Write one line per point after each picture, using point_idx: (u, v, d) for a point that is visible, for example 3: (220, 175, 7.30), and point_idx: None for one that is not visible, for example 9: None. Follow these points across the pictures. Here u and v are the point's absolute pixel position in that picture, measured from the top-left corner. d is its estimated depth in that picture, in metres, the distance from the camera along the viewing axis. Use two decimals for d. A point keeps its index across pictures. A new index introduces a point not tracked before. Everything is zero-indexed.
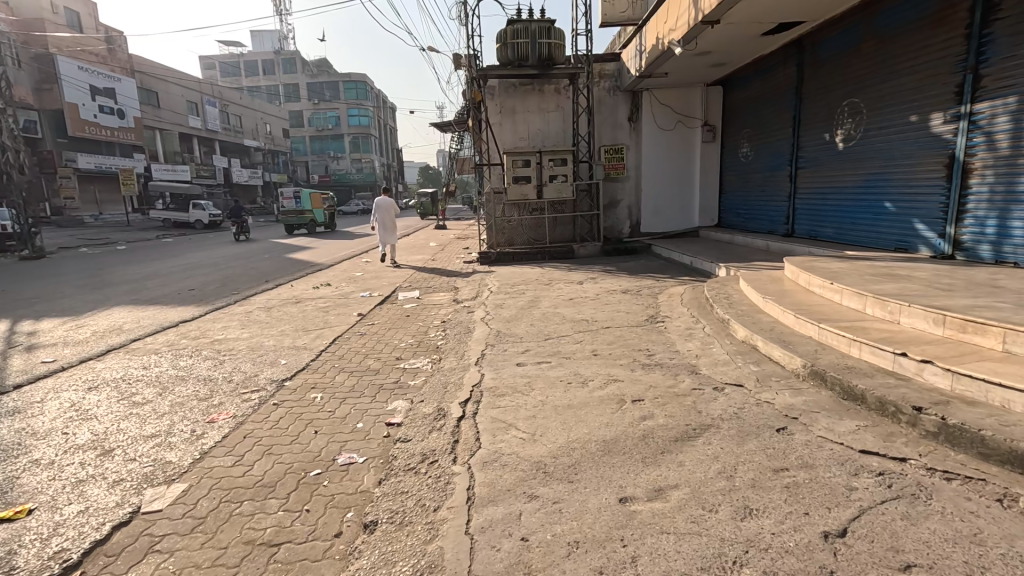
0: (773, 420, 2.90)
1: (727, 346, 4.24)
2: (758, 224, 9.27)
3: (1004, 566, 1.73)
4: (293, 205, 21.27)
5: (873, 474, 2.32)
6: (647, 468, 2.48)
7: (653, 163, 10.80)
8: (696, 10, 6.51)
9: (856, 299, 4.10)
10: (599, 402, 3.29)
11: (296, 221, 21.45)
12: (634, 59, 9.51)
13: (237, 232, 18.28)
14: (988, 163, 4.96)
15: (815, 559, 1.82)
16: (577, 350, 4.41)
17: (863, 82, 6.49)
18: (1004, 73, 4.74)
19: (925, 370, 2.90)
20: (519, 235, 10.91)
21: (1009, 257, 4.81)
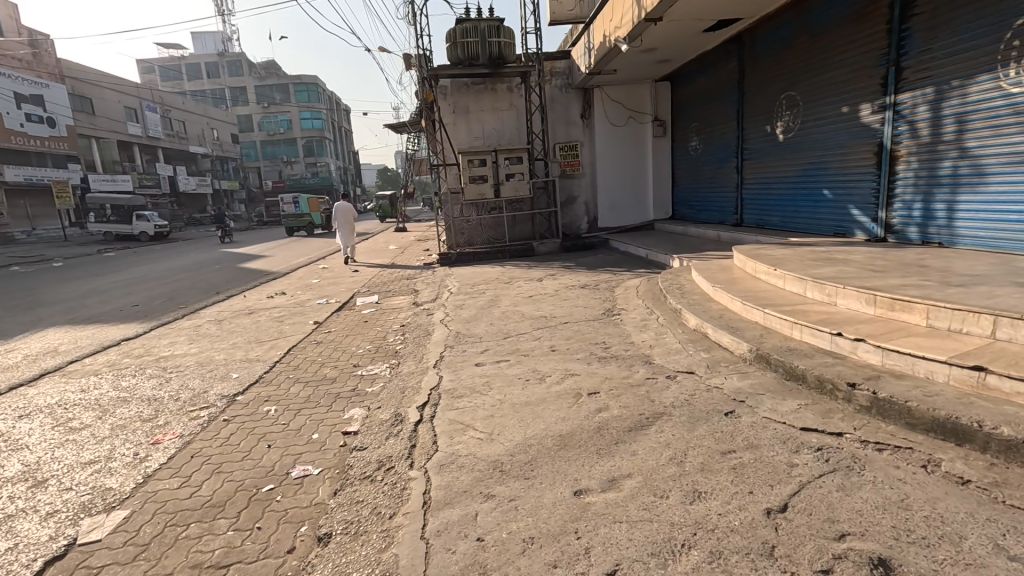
0: (722, 404, 3.01)
1: (680, 335, 4.36)
2: (709, 215, 9.57)
3: (927, 528, 1.85)
4: (293, 208, 21.87)
5: (811, 450, 2.43)
6: (602, 459, 2.52)
7: (607, 158, 10.97)
8: (640, 9, 6.64)
9: (797, 284, 4.29)
10: (556, 397, 3.33)
11: (296, 223, 21.87)
12: (583, 57, 9.63)
13: (225, 235, 20.44)
14: (912, 150, 5.27)
15: (758, 535, 1.90)
16: (536, 347, 4.44)
17: (798, 76, 6.77)
18: (922, 65, 5.05)
19: (858, 349, 3.07)
20: (478, 234, 10.90)
21: (934, 238, 5.14)
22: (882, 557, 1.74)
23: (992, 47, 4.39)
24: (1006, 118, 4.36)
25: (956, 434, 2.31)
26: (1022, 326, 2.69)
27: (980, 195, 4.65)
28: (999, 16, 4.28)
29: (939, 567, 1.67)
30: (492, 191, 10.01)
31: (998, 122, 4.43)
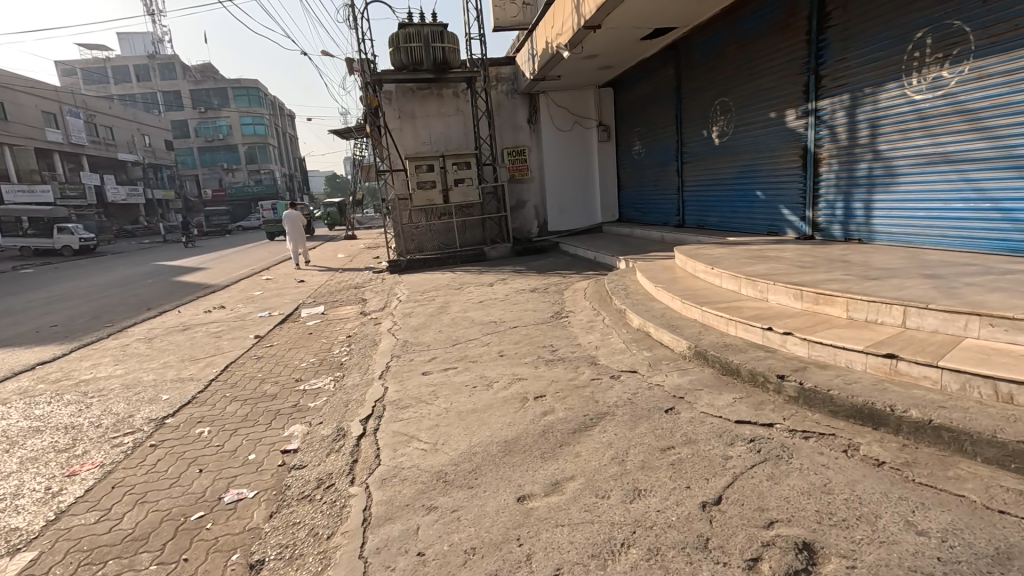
0: (663, 401, 3.08)
1: (625, 335, 4.45)
2: (653, 217, 9.87)
3: (847, 510, 1.96)
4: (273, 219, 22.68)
5: (745, 442, 2.53)
6: (546, 463, 2.53)
7: (555, 163, 11.13)
8: (579, 16, 6.78)
9: (732, 281, 4.48)
10: (502, 402, 3.32)
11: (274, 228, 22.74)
12: (527, 63, 9.73)
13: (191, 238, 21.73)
14: (832, 153, 5.62)
15: (694, 529, 1.95)
16: (484, 353, 4.42)
17: (730, 82, 7.10)
18: (838, 74, 5.40)
19: (787, 342, 3.22)
20: (428, 240, 10.78)
21: (855, 234, 5.49)
22: (807, 541, 1.82)
23: (897, 57, 4.74)
24: (912, 123, 4.70)
25: (873, 419, 2.46)
26: (928, 314, 2.91)
27: (893, 194, 5.01)
28: (902, 28, 4.65)
29: (858, 547, 1.76)
30: (440, 197, 9.93)
31: (905, 127, 4.77)
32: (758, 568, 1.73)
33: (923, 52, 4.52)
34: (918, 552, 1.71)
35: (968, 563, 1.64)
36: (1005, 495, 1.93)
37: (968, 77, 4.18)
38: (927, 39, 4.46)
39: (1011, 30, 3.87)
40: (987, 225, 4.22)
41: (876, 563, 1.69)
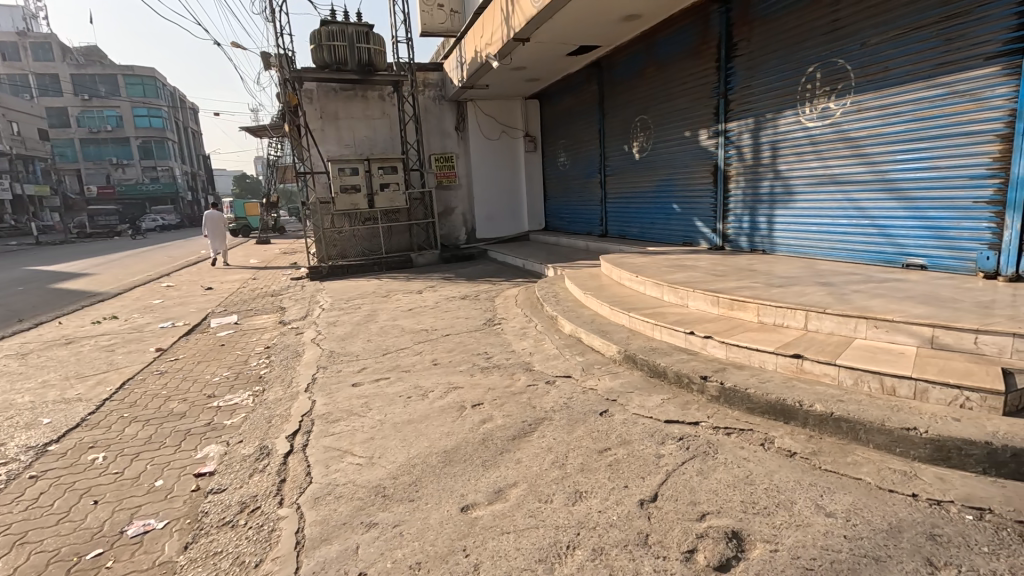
0: (597, 404, 3.18)
1: (557, 341, 4.55)
2: (578, 226, 10.22)
3: (767, 498, 2.14)
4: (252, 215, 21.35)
5: (675, 440, 2.68)
6: (487, 471, 2.52)
7: (482, 171, 11.21)
8: (509, 28, 6.90)
9: (655, 288, 4.74)
10: (440, 412, 3.26)
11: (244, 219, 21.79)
12: (455, 70, 9.73)
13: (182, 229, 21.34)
14: (739, 171, 6.16)
15: (634, 526, 2.03)
16: (417, 362, 4.32)
17: (649, 101, 7.56)
18: (744, 99, 5.93)
19: (708, 345, 3.47)
20: (352, 246, 10.38)
21: (759, 246, 6.03)
22: (736, 530, 1.96)
23: (793, 88, 5.30)
24: (805, 147, 5.27)
25: (784, 414, 2.71)
26: (825, 317, 3.26)
27: (791, 210, 5.56)
28: (796, 62, 5.21)
29: (778, 531, 1.93)
30: (365, 201, 9.62)
31: (800, 151, 5.33)
32: (694, 559, 1.83)
33: (814, 84, 5.09)
34: (828, 532, 1.90)
35: (868, 538, 1.85)
36: (893, 475, 2.20)
37: (850, 109, 4.78)
38: (817, 74, 5.04)
39: (883, 71, 4.48)
40: (866, 240, 4.81)
41: (795, 545, 1.85)
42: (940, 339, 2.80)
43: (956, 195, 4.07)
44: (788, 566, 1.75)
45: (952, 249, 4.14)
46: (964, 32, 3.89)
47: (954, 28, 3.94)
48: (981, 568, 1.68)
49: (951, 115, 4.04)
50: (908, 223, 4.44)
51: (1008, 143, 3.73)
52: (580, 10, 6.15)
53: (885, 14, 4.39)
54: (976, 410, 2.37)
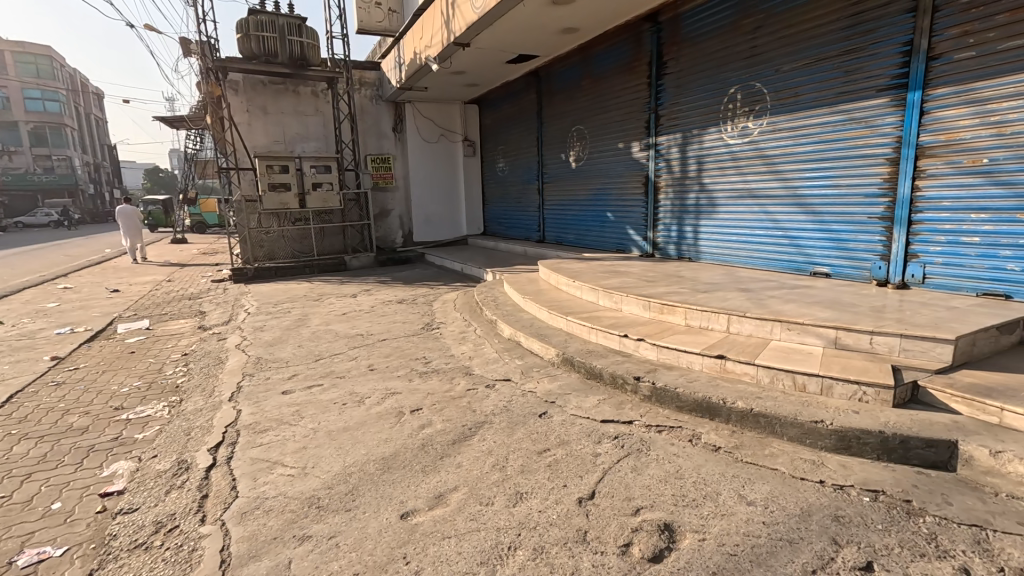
0: (536, 406, 3.24)
1: (496, 344, 4.57)
2: (516, 232, 10.35)
3: (696, 490, 2.27)
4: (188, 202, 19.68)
5: (611, 438, 2.77)
6: (427, 477, 2.48)
7: (420, 173, 11.07)
8: (449, 32, 6.88)
9: (591, 293, 4.89)
10: (377, 418, 3.18)
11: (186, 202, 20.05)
12: (394, 70, 9.54)
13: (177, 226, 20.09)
14: (668, 183, 6.50)
15: (573, 524, 2.08)
16: (353, 367, 4.18)
17: (585, 112, 7.81)
18: (672, 115, 6.27)
19: (640, 347, 3.63)
20: (280, 248, 9.83)
21: (686, 254, 6.38)
22: (668, 522, 2.07)
23: (716, 107, 5.68)
24: (727, 163, 5.66)
25: (709, 411, 2.89)
26: (745, 321, 3.51)
27: (714, 221, 5.94)
28: (720, 83, 5.59)
29: (706, 521, 2.05)
30: (296, 201, 9.20)
31: (723, 166, 5.71)
32: (630, 552, 1.90)
33: (735, 104, 5.49)
34: (750, 519, 2.05)
35: (783, 523, 2.02)
36: (804, 464, 2.41)
37: (766, 129, 5.20)
38: (738, 95, 5.45)
39: (794, 96, 4.91)
40: (779, 250, 5.23)
41: (721, 533, 1.98)
42: (842, 340, 3.11)
43: (854, 211, 4.53)
44: (715, 553, 1.87)
45: (851, 259, 4.61)
46: (861, 65, 4.35)
47: (853, 61, 4.40)
48: (876, 543, 1.88)
49: (850, 139, 4.50)
50: (814, 235, 4.89)
51: (896, 166, 4.20)
52: (520, 20, 6.26)
53: (796, 44, 4.82)
54: (872, 403, 2.64)
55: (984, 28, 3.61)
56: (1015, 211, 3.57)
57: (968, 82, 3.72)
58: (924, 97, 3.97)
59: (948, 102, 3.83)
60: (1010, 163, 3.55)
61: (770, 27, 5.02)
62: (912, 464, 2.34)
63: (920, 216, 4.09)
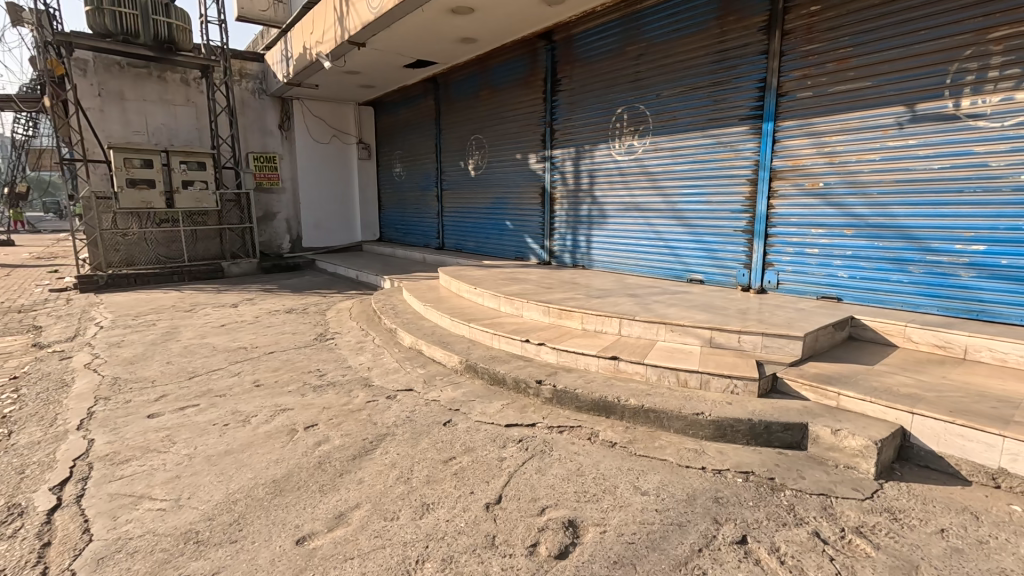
0: (440, 415, 3.19)
1: (397, 354, 4.44)
2: (414, 239, 10.14)
3: (596, 486, 2.39)
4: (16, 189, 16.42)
5: (515, 442, 2.82)
6: (326, 496, 2.33)
7: (309, 174, 10.42)
8: (343, 29, 6.60)
9: (493, 300, 4.95)
10: (266, 438, 2.92)
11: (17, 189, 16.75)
12: (279, 64, 8.94)
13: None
14: (563, 194, 6.79)
15: (482, 530, 2.08)
16: (235, 384, 3.80)
17: (483, 122, 7.93)
18: (566, 130, 6.59)
19: (540, 351, 3.74)
20: (141, 252, 8.66)
21: (580, 261, 6.72)
22: (572, 519, 2.15)
23: (606, 125, 6.08)
24: (617, 177, 6.07)
25: (605, 409, 3.06)
26: (635, 323, 3.78)
27: (605, 231, 6.33)
28: (609, 102, 6.00)
29: (606, 514, 2.17)
30: (161, 200, 8.18)
31: (612, 180, 6.12)
32: (537, 552, 1.95)
33: (622, 124, 5.91)
34: (645, 508, 2.20)
35: (673, 508, 2.19)
36: (688, 453, 2.65)
37: (649, 148, 5.68)
38: (625, 115, 5.87)
39: (672, 119, 5.42)
40: (662, 258, 5.70)
41: (620, 523, 2.10)
42: (716, 339, 3.48)
43: (723, 224, 5.10)
44: (616, 543, 1.98)
45: (721, 267, 5.16)
46: (726, 96, 4.93)
47: (719, 92, 4.97)
48: (749, 518, 2.12)
49: (719, 160, 5.06)
50: (690, 246, 5.41)
51: (754, 186, 4.82)
52: (418, 25, 6.20)
53: (673, 73, 5.34)
54: (741, 394, 2.99)
55: (818, 72, 4.28)
56: (844, 227, 4.26)
57: (808, 117, 4.37)
58: (775, 128, 4.61)
59: (793, 133, 4.48)
60: (840, 187, 4.24)
61: (651, 55, 5.50)
62: (773, 446, 2.68)
63: (774, 230, 4.72)
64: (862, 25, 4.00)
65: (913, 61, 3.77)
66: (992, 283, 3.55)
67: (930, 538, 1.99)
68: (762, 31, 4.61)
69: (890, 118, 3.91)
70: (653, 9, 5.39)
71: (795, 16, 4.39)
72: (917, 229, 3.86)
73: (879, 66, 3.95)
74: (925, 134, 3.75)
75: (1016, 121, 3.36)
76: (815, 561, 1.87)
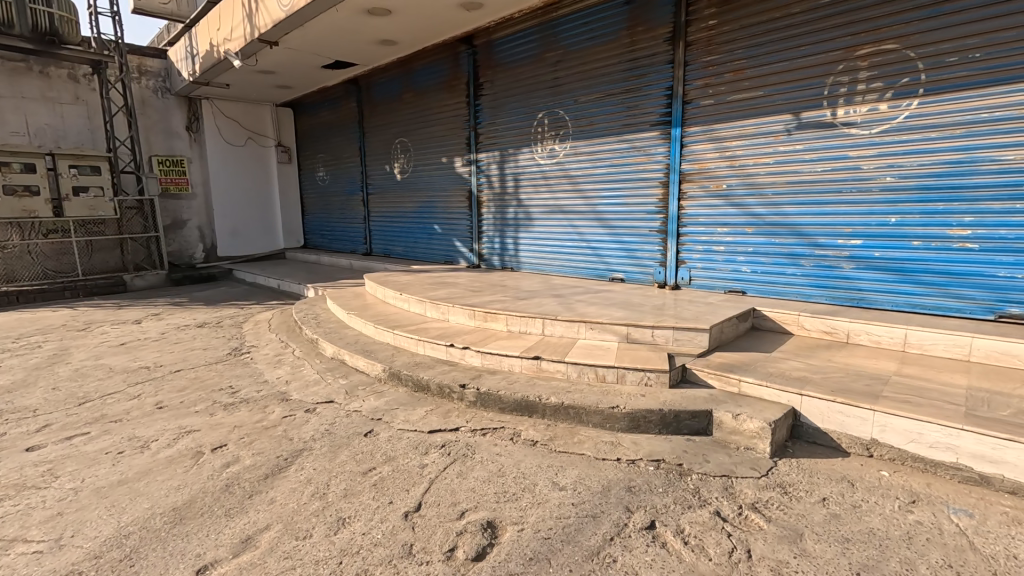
0: (362, 426, 3.11)
1: (318, 365, 4.27)
2: (340, 245, 9.81)
3: (516, 485, 2.42)
4: None
5: (438, 448, 2.81)
6: (232, 520, 2.20)
7: (223, 179, 9.80)
8: (253, 27, 6.28)
9: (418, 305, 4.89)
10: (167, 463, 2.71)
11: None
12: (184, 61, 8.35)
13: None
14: (489, 198, 6.83)
15: (399, 539, 2.05)
16: (134, 408, 3.50)
17: (407, 125, 7.82)
18: (490, 134, 6.63)
19: (465, 355, 3.74)
20: (25, 266, 7.79)
21: (508, 264, 6.79)
22: (490, 520, 2.17)
23: (528, 129, 6.18)
24: (541, 180, 6.18)
25: (527, 409, 3.11)
26: (556, 323, 3.87)
27: (531, 233, 6.43)
28: (530, 107, 6.11)
29: (524, 512, 2.20)
30: (48, 208, 7.40)
31: (536, 184, 6.23)
32: (455, 556, 1.95)
33: (543, 128, 6.04)
34: (562, 503, 2.26)
35: (588, 500, 2.27)
36: (606, 446, 2.75)
37: (570, 152, 5.84)
38: (545, 120, 6.01)
39: (590, 124, 5.61)
40: (586, 259, 5.88)
41: (537, 520, 2.14)
42: (632, 335, 3.63)
43: (640, 225, 5.34)
44: (532, 539, 2.02)
45: (640, 265, 5.40)
46: (638, 103, 5.17)
47: (632, 99, 5.21)
48: (658, 504, 2.23)
49: (634, 163, 5.30)
50: (611, 246, 5.61)
51: (667, 188, 5.08)
52: (333, 25, 6.01)
53: (589, 80, 5.53)
54: (654, 385, 3.14)
55: (717, 82, 4.60)
56: (746, 225, 4.59)
57: (711, 123, 4.69)
58: (683, 134, 4.90)
59: (698, 138, 4.79)
60: (740, 189, 4.58)
61: (568, 62, 5.67)
62: (683, 434, 2.84)
63: (685, 230, 5.01)
64: (752, 39, 4.35)
65: (796, 74, 4.14)
66: (868, 273, 3.97)
67: (814, 507, 2.19)
68: (667, 42, 4.88)
69: (780, 125, 4.27)
70: (568, 17, 5.56)
71: (695, 28, 4.69)
72: (806, 227, 4.24)
73: (769, 77, 4.30)
74: (809, 140, 4.13)
75: (880, 129, 3.78)
76: (715, 539, 2.00)
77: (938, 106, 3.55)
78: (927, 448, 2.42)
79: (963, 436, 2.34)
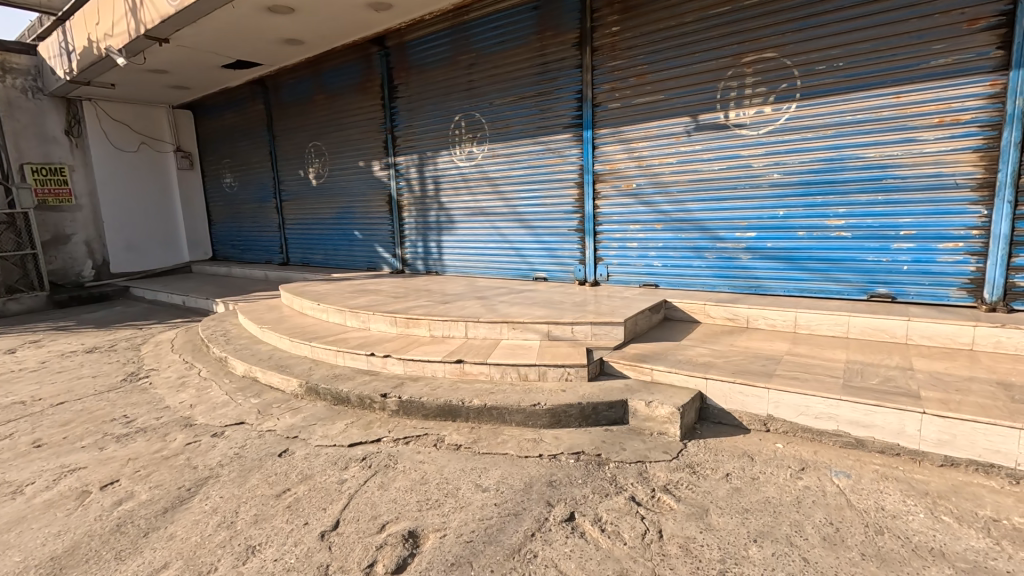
0: (276, 445, 2.94)
1: (227, 385, 3.99)
2: (253, 255, 9.24)
3: (438, 491, 2.40)
4: None
5: (358, 461, 2.72)
6: (124, 563, 2.00)
7: (112, 188, 8.90)
8: (137, 22, 5.75)
9: (338, 315, 4.71)
10: (46, 508, 2.42)
11: None
12: (60, 58, 7.46)
13: None
14: (410, 202, 6.72)
15: (315, 561, 1.96)
16: (5, 449, 3.09)
17: (320, 128, 7.51)
18: (408, 136, 6.52)
19: (387, 363, 3.65)
20: None
21: (433, 268, 6.72)
22: (412, 529, 2.13)
23: (446, 131, 6.14)
24: (460, 183, 6.16)
25: (451, 413, 3.09)
26: (479, 325, 3.87)
27: (454, 236, 6.40)
28: (447, 110, 6.08)
29: (447, 518, 2.19)
30: None
31: (456, 186, 6.21)
32: (374, 572, 1.89)
33: (460, 131, 6.03)
34: (485, 504, 2.26)
35: (510, 499, 2.29)
36: (529, 443, 2.79)
37: (488, 154, 5.87)
38: (463, 122, 6.00)
39: (506, 127, 5.67)
40: (509, 260, 5.94)
41: (460, 524, 2.13)
42: (553, 333, 3.71)
43: (559, 224, 5.47)
44: (454, 544, 2.01)
45: (560, 264, 5.54)
46: (551, 106, 5.30)
47: (545, 102, 5.32)
48: (578, 495, 2.30)
49: (550, 165, 5.42)
50: (533, 246, 5.71)
51: (582, 188, 5.24)
52: (231, 22, 5.65)
53: (503, 83, 5.59)
54: (575, 380, 3.24)
55: (623, 86, 4.82)
56: (655, 222, 4.85)
57: (619, 125, 4.90)
58: (594, 135, 5.08)
59: (608, 140, 4.99)
60: (648, 188, 4.82)
61: (482, 65, 5.70)
62: (601, 424, 2.94)
63: (600, 228, 5.20)
64: (652, 46, 4.59)
65: (692, 79, 4.43)
66: (763, 263, 4.32)
67: (719, 483, 2.35)
68: (575, 47, 5.04)
69: (680, 127, 4.55)
70: (479, 20, 5.58)
71: (600, 34, 4.87)
72: (708, 222, 4.54)
73: (669, 82, 4.56)
74: (706, 141, 4.43)
75: (766, 130, 4.14)
76: (630, 523, 2.09)
77: (812, 109, 3.94)
78: (813, 419, 2.67)
79: (842, 405, 2.60)
